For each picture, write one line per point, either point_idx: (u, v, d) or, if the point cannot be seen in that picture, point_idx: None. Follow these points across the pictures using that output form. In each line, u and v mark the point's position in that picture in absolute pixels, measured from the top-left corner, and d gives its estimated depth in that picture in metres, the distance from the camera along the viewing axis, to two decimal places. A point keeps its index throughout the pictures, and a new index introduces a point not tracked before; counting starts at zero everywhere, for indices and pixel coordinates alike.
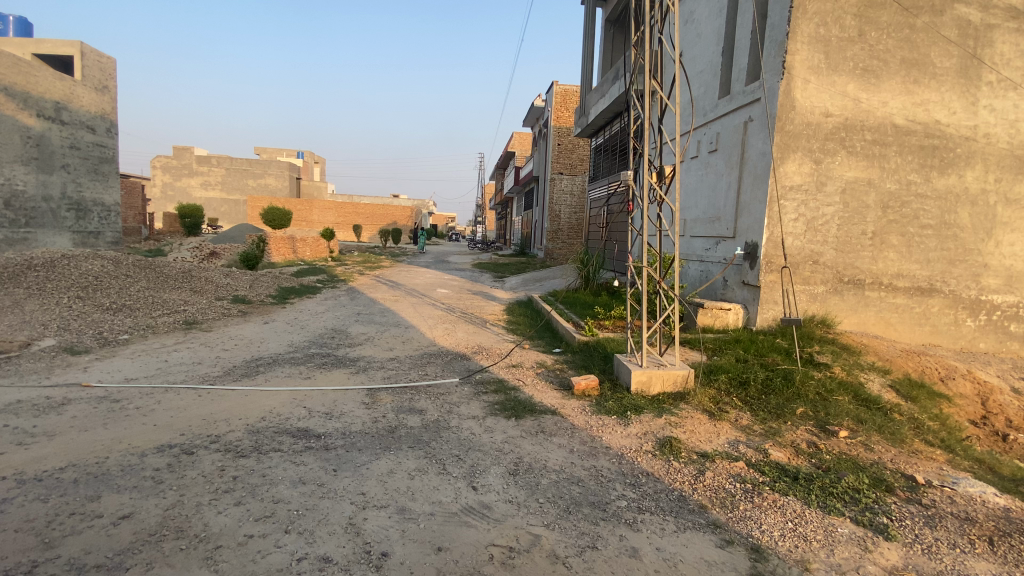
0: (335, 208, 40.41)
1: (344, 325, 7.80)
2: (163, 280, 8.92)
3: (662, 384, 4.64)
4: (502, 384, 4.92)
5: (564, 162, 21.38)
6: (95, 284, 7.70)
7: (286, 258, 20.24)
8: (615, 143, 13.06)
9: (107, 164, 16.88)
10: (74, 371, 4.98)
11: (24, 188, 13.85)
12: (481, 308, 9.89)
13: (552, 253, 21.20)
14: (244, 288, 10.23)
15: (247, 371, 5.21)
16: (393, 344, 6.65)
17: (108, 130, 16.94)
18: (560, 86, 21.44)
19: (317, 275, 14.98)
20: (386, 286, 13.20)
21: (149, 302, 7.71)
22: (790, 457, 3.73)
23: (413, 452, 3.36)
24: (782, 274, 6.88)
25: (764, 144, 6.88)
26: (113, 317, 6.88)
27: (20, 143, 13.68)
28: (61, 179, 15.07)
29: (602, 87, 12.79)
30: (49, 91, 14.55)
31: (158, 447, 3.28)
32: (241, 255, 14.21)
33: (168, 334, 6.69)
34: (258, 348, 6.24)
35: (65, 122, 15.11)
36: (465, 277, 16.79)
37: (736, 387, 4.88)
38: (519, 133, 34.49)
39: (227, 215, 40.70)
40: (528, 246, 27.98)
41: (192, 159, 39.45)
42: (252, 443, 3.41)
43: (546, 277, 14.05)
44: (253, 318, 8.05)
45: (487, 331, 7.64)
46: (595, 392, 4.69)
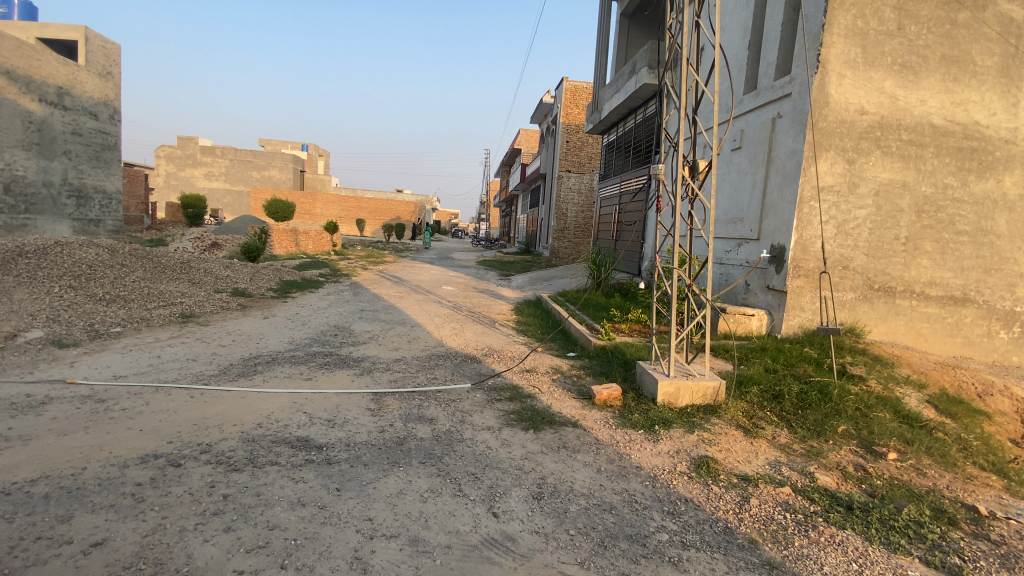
0: (339, 201, 40.11)
1: (348, 322, 7.46)
2: (160, 271, 8.59)
3: (690, 396, 4.32)
4: (516, 391, 4.58)
5: (573, 159, 20.99)
6: (89, 274, 7.37)
7: (289, 251, 19.92)
8: (628, 140, 12.68)
9: (109, 151, 16.55)
10: (60, 366, 4.65)
11: (24, 173, 13.53)
12: (489, 307, 9.56)
13: (558, 251, 20.87)
14: (245, 280, 9.91)
15: (245, 370, 4.87)
16: (399, 344, 6.30)
17: (111, 117, 16.61)
18: (571, 82, 21.00)
19: (319, 269, 14.65)
20: (391, 282, 12.86)
21: (145, 293, 7.38)
22: (839, 482, 3.39)
23: (424, 469, 3.02)
24: (821, 279, 6.57)
25: (794, 142, 6.52)
26: (106, 308, 6.56)
27: (21, 128, 13.37)
28: (63, 166, 14.76)
29: (617, 81, 12.39)
30: (52, 76, 14.23)
31: (142, 458, 2.93)
32: (243, 246, 13.88)
33: (163, 327, 6.36)
34: (257, 345, 5.91)
35: (67, 108, 14.80)
36: (470, 274, 16.46)
37: (769, 401, 4.53)
38: (526, 130, 34.10)
39: (231, 206, 40.42)
40: (533, 244, 27.59)
41: (196, 149, 39.13)
42: (247, 454, 3.08)
43: (554, 276, 13.70)
44: (253, 312, 7.72)
45: (496, 332, 7.30)
46: (618, 403, 4.36)
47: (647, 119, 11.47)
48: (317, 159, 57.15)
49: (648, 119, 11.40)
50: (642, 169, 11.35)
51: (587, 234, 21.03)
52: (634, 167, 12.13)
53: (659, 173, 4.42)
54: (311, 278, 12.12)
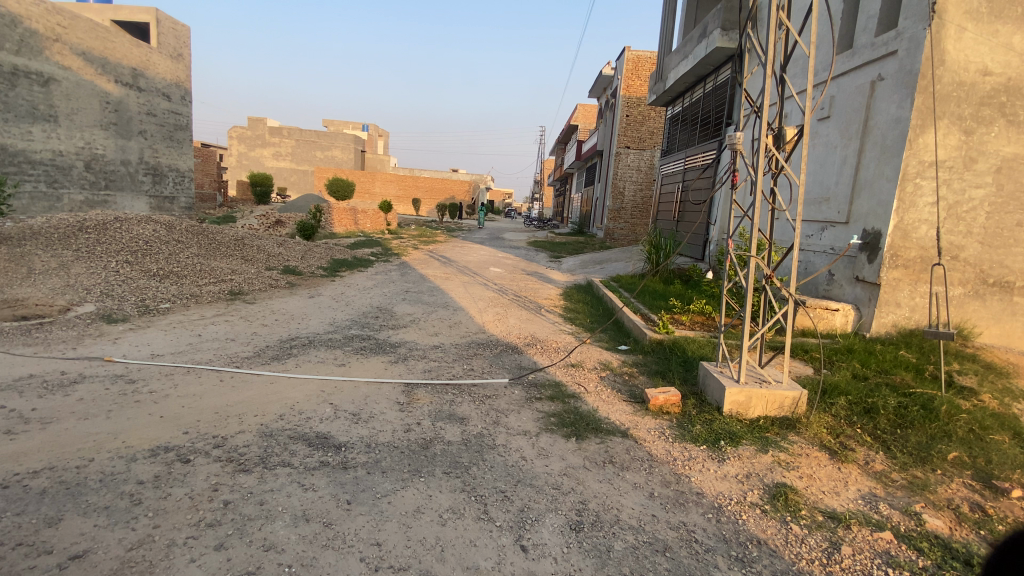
0: (396, 181, 40.68)
1: (390, 303, 7.24)
2: (214, 247, 8.76)
3: (764, 406, 3.72)
4: (560, 390, 4.11)
5: (632, 135, 19.85)
6: (145, 249, 7.57)
7: (346, 229, 20.33)
8: (696, 112, 11.65)
9: (181, 131, 17.28)
10: (103, 342, 4.68)
11: (104, 152, 14.35)
12: (537, 291, 9.10)
13: (613, 233, 20.05)
14: (296, 258, 9.95)
15: (279, 353, 4.69)
16: (439, 329, 5.99)
17: (182, 98, 17.27)
18: (632, 52, 19.73)
19: (371, 248, 14.70)
20: (440, 262, 12.65)
21: (197, 269, 7.49)
22: (952, 527, 2.64)
23: (448, 481, 2.65)
24: (930, 271, 5.54)
25: (898, 109, 5.53)
26: (158, 284, 6.68)
27: (100, 109, 14.13)
28: (139, 145, 15.52)
29: (684, 47, 11.36)
30: (126, 58, 14.88)
31: (152, 451, 2.78)
32: (299, 224, 14.12)
33: (210, 304, 6.39)
34: (297, 325, 5.79)
35: (142, 90, 15.48)
36: (521, 255, 16.01)
37: (859, 416, 3.83)
38: (583, 105, 32.84)
39: (296, 185, 41.94)
40: (587, 224, 26.72)
41: (264, 130, 40.77)
42: (260, 452, 2.83)
43: (608, 259, 13.01)
44: (299, 291, 7.66)
45: (542, 319, 6.84)
46: (676, 410, 3.83)
47: (718, 87, 10.42)
48: (376, 139, 58.06)
49: (719, 86, 10.35)
50: (711, 143, 10.38)
51: (645, 215, 19.98)
52: (702, 142, 11.14)
53: (736, 142, 3.74)
54: (362, 257, 12.11)
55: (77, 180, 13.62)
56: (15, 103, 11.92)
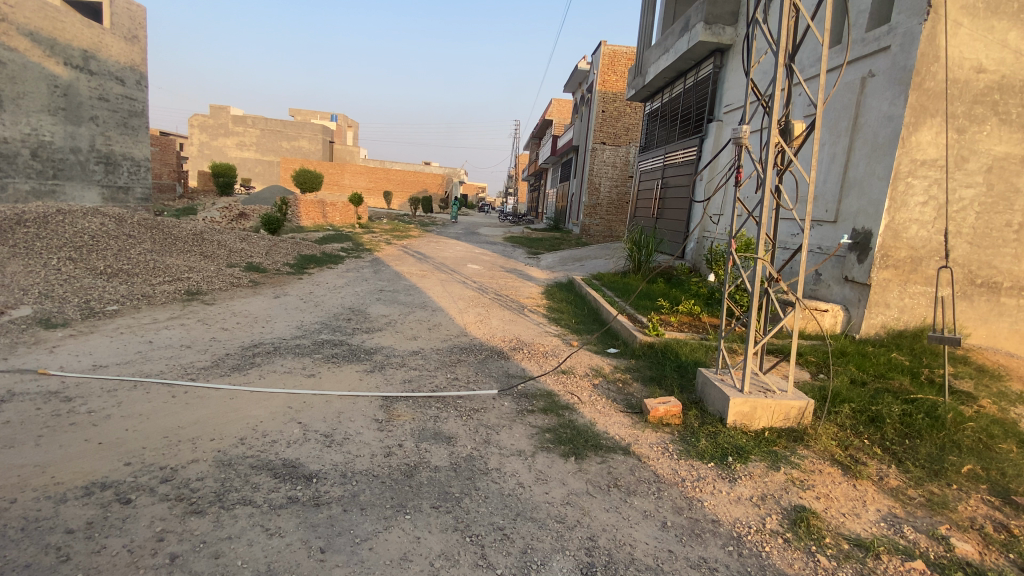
0: (367, 173, 39.61)
1: (364, 304, 6.80)
2: (171, 243, 8.09)
3: (770, 416, 3.52)
4: (553, 401, 3.81)
5: (609, 131, 19.71)
6: (92, 245, 6.88)
7: (315, 223, 19.55)
8: (676, 107, 11.52)
9: (137, 117, 16.10)
10: (37, 352, 4.12)
11: (51, 139, 13.26)
12: (517, 289, 8.78)
13: (589, 229, 19.94)
14: (260, 255, 9.34)
15: (240, 363, 4.22)
16: (417, 333, 5.60)
17: (138, 83, 16.07)
18: (607, 47, 19.45)
19: (342, 243, 14.07)
20: (415, 258, 12.17)
21: (150, 267, 6.86)
22: (982, 551, 2.47)
23: (438, 519, 2.31)
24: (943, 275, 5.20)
25: (890, 106, 5.43)
26: (106, 283, 6.06)
27: (47, 92, 13.02)
28: (90, 132, 14.40)
29: (664, 41, 11.19)
30: (77, 39, 13.75)
31: (87, 488, 2.35)
32: (264, 218, 13.37)
33: (165, 306, 5.82)
34: (263, 329, 5.31)
35: (94, 72, 14.35)
36: (496, 251, 15.64)
37: (865, 426, 3.69)
38: (557, 100, 32.61)
39: (262, 176, 40.35)
40: (562, 220, 26.53)
41: (227, 118, 38.98)
42: (216, 488, 2.43)
43: (587, 256, 12.81)
44: (264, 290, 7.12)
45: (525, 320, 6.53)
46: (677, 422, 3.59)
47: (699, 83, 10.30)
48: (346, 130, 56.41)
49: (700, 82, 10.23)
50: (692, 139, 10.26)
51: (621, 211, 19.91)
52: (682, 138, 11.02)
53: (742, 137, 3.50)
54: (331, 253, 11.52)
55: (22, 169, 12.54)
56: None
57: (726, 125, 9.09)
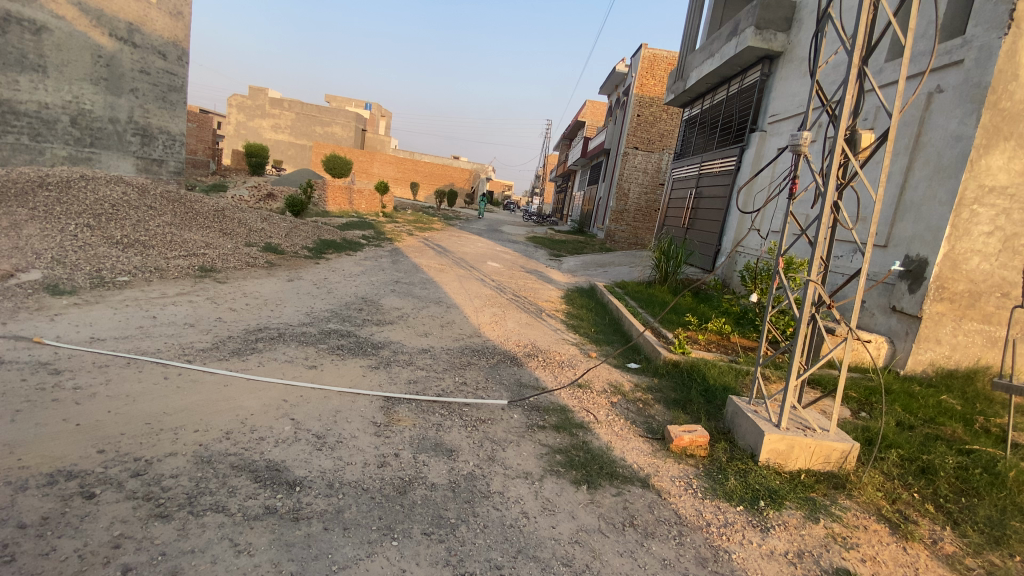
0: (396, 163, 39.73)
1: (377, 294, 6.58)
2: (191, 217, 8.01)
3: (808, 458, 3.16)
4: (567, 418, 3.51)
5: (642, 136, 19.20)
6: (111, 214, 6.83)
7: (341, 209, 19.59)
8: (716, 115, 11.06)
9: (177, 93, 16.24)
10: (37, 319, 3.98)
11: (92, 108, 13.42)
12: (537, 291, 8.48)
13: (614, 235, 19.54)
14: (280, 236, 9.22)
15: (241, 347, 4.02)
16: (429, 329, 5.34)
17: (179, 58, 16.16)
18: (648, 50, 19.00)
19: (363, 230, 13.96)
20: (434, 251, 11.96)
21: (167, 240, 6.77)
22: None
23: (428, 549, 2.04)
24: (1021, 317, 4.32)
25: (959, 125, 4.92)
26: (121, 253, 5.97)
27: (91, 62, 13.18)
28: (129, 104, 14.56)
29: (710, 46, 10.75)
30: (123, 11, 13.91)
31: (49, 477, 2.15)
32: (288, 199, 13.33)
33: (176, 281, 5.68)
34: (271, 313, 5.13)
35: (137, 45, 14.51)
36: (518, 250, 15.37)
37: (914, 477, 3.29)
38: (592, 102, 32.15)
39: (293, 159, 40.83)
40: (587, 224, 26.09)
41: (265, 100, 39.53)
42: (189, 489, 2.20)
43: (611, 262, 12.44)
44: (279, 272, 6.97)
45: (543, 325, 6.22)
46: (702, 454, 3.27)
47: (744, 91, 9.85)
48: (379, 119, 56.71)
49: (746, 89, 9.77)
50: (731, 149, 9.81)
51: (649, 219, 19.45)
52: (720, 147, 10.56)
53: (802, 143, 3.14)
54: (351, 240, 11.39)
55: (60, 134, 12.75)
56: None
57: (770, 135, 8.65)
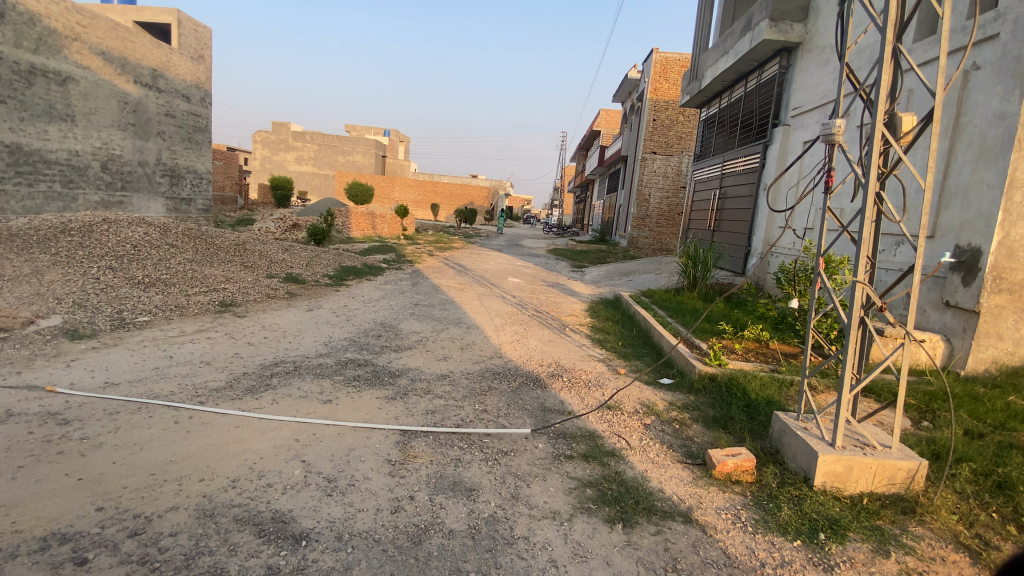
0: (416, 185, 40.29)
1: (396, 319, 6.46)
2: (212, 252, 8.13)
3: (871, 479, 2.82)
4: (596, 445, 3.25)
5: (659, 140, 18.88)
6: (133, 254, 6.95)
7: (364, 234, 19.88)
8: (735, 113, 10.71)
9: (200, 133, 16.83)
10: (54, 365, 3.97)
11: (121, 153, 13.93)
12: (559, 305, 8.26)
13: (637, 242, 19.21)
14: (300, 265, 9.27)
15: (256, 384, 3.91)
16: (449, 353, 5.16)
17: (201, 100, 16.79)
18: (659, 54, 18.79)
19: (384, 254, 14.03)
20: (455, 271, 11.87)
21: (187, 277, 6.84)
22: None
23: None
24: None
25: (1002, 103, 4.48)
26: (142, 293, 6.03)
27: (117, 108, 13.72)
28: (157, 146, 15.10)
29: (723, 43, 10.48)
30: (146, 58, 14.49)
31: (41, 543, 2.03)
32: (309, 229, 13.51)
33: (195, 318, 5.67)
34: (288, 345, 5.05)
35: (161, 90, 15.08)
36: (540, 264, 15.16)
37: (991, 494, 2.79)
38: (606, 111, 32.06)
39: (317, 188, 41.92)
40: (609, 232, 25.76)
41: (287, 134, 40.81)
42: (187, 549, 2.05)
43: (636, 270, 12.10)
44: (297, 302, 6.94)
45: (567, 342, 5.96)
46: (749, 479, 2.97)
47: (762, 86, 9.52)
48: (398, 143, 57.84)
49: (764, 84, 9.45)
50: (754, 146, 9.44)
51: (673, 223, 19.03)
52: (742, 146, 10.19)
53: (836, 133, 2.88)
54: (371, 264, 11.41)
55: (93, 181, 13.22)
56: (31, 101, 11.47)
57: (795, 129, 8.28)
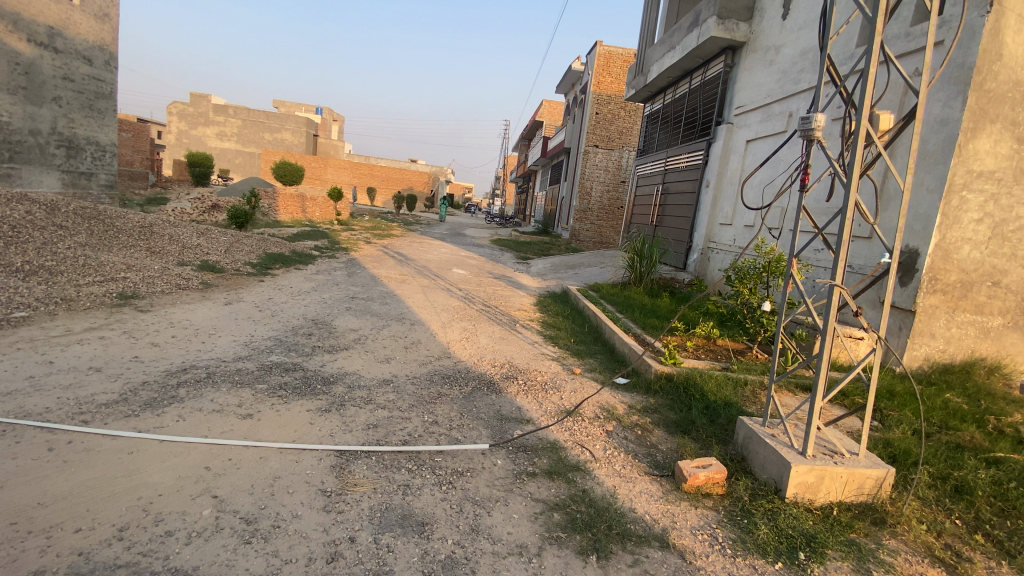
0: (352, 169, 38.41)
1: (331, 315, 5.86)
2: (112, 236, 7.04)
3: (841, 488, 2.73)
4: (560, 459, 2.97)
5: (602, 134, 18.95)
6: (8, 237, 5.83)
7: (294, 218, 18.57)
8: (679, 109, 10.82)
9: (104, 99, 14.54)
10: None
11: (8, 119, 11.96)
12: (507, 299, 7.94)
13: (579, 234, 19.36)
14: (219, 252, 8.29)
15: (159, 396, 3.28)
16: (392, 354, 4.69)
17: (106, 63, 14.38)
18: (604, 47, 18.82)
19: (316, 241, 13.05)
20: (395, 260, 11.22)
21: (79, 264, 5.83)
22: None
23: None
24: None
25: (945, 109, 4.63)
26: (18, 283, 5.03)
27: (5, 68, 11.73)
28: (51, 113, 13.05)
29: (670, 38, 10.51)
30: (43, 14, 12.44)
31: None
32: (231, 211, 12.24)
33: (87, 313, 4.79)
34: (204, 346, 4.37)
35: (59, 51, 12.98)
36: (483, 254, 14.78)
37: (950, 499, 2.87)
38: (548, 102, 32.06)
39: (242, 167, 38.78)
40: (551, 224, 25.81)
41: (208, 107, 37.35)
42: None
43: (581, 263, 12.06)
44: (215, 295, 6.14)
45: (518, 339, 5.65)
46: (719, 491, 2.81)
47: (707, 83, 9.63)
48: (331, 124, 54.97)
49: (708, 82, 9.57)
50: (697, 143, 9.56)
51: (613, 217, 19.30)
52: (685, 142, 10.32)
53: (816, 129, 2.73)
54: (302, 252, 10.51)
55: None
56: None
57: (737, 127, 8.40)
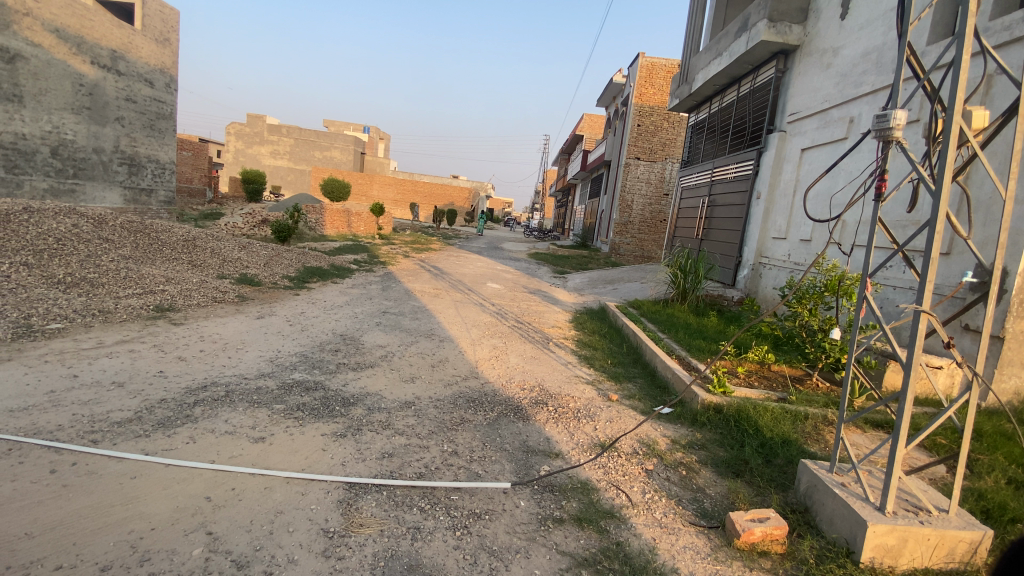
0: (395, 184, 39.41)
1: (359, 330, 5.75)
2: (156, 250, 7.25)
3: (928, 553, 2.27)
4: (592, 503, 2.64)
5: (643, 146, 18.47)
6: (57, 251, 6.06)
7: (338, 232, 19.05)
8: (726, 118, 10.32)
9: (165, 120, 15.60)
10: None
11: (74, 138, 12.73)
12: (541, 316, 7.66)
13: (619, 247, 18.90)
14: (258, 265, 8.44)
15: (174, 415, 3.17)
16: (416, 373, 4.49)
17: (166, 85, 15.54)
18: (646, 59, 18.45)
19: (356, 254, 13.22)
20: (430, 274, 11.16)
21: (121, 277, 5.98)
22: None
23: None
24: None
25: None
26: (61, 295, 5.17)
27: (71, 90, 12.53)
28: (115, 133, 13.88)
29: (716, 45, 10.06)
30: (106, 38, 13.32)
31: None
32: (275, 225, 12.57)
33: (121, 326, 4.86)
34: (228, 362, 4.29)
35: (121, 73, 13.86)
36: (520, 268, 14.55)
37: None
38: (588, 116, 31.85)
39: (292, 183, 40.38)
40: (590, 237, 25.39)
41: (263, 127, 39.35)
42: None
43: (621, 278, 11.63)
44: (248, 308, 6.16)
45: (551, 359, 5.34)
46: (778, 550, 2.40)
47: (757, 90, 9.13)
48: (377, 141, 56.77)
49: (759, 88, 9.05)
50: (747, 152, 9.04)
51: (656, 230, 18.71)
52: (733, 152, 9.80)
53: (896, 129, 2.33)
54: (340, 265, 10.61)
55: (40, 166, 11.97)
56: None
57: (791, 135, 7.85)
